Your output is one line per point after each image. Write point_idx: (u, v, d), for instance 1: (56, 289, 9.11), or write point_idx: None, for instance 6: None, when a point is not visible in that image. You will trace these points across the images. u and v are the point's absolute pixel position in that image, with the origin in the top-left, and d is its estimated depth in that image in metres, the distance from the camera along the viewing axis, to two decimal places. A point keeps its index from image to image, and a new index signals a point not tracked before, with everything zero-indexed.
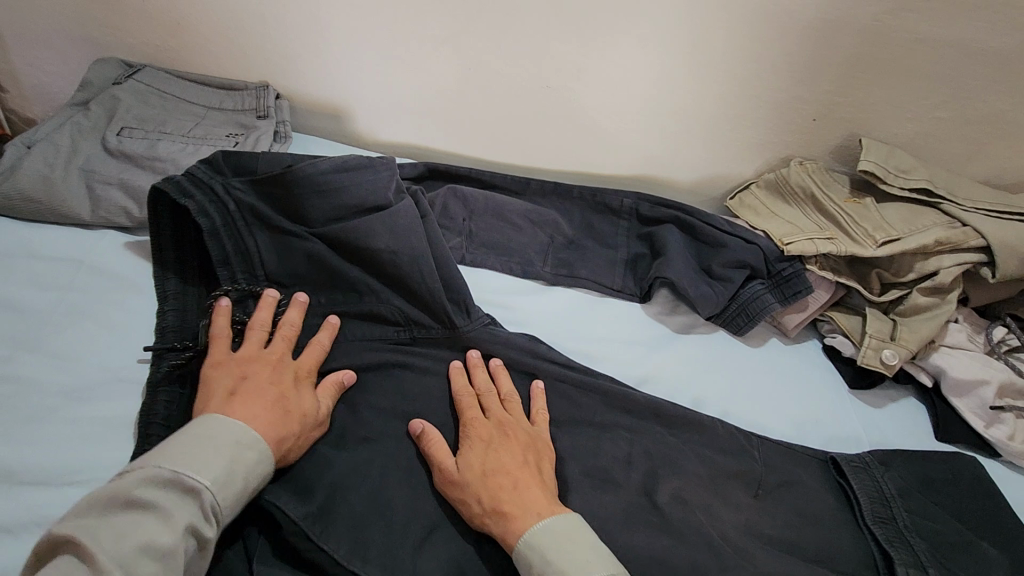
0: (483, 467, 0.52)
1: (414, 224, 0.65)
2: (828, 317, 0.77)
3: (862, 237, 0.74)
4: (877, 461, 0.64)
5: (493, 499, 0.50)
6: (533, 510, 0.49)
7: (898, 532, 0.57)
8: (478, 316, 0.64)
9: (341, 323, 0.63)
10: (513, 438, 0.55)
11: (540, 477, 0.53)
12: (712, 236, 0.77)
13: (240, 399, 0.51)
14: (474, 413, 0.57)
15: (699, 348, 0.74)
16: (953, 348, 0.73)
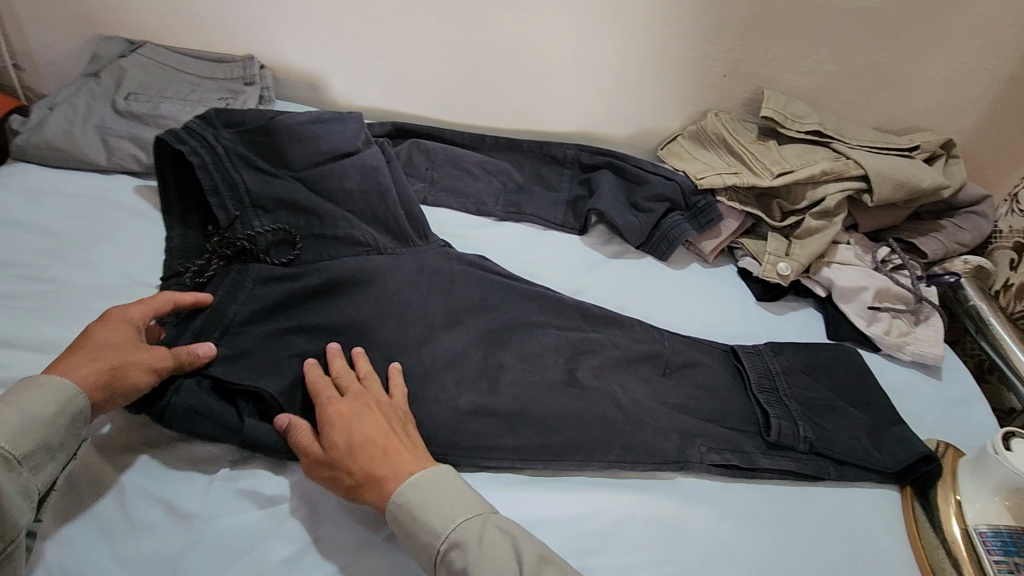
0: (348, 445, 0.55)
1: (379, 165, 0.79)
2: (740, 244, 0.90)
3: (762, 171, 0.87)
4: (770, 350, 0.76)
5: (364, 471, 0.54)
6: (403, 471, 0.55)
7: (777, 397, 0.71)
8: (435, 240, 0.77)
9: (317, 244, 0.72)
10: (373, 411, 0.58)
11: (407, 441, 0.57)
12: (638, 176, 0.90)
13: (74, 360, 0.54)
14: (331, 394, 0.59)
15: (628, 269, 0.87)
16: (842, 263, 0.86)
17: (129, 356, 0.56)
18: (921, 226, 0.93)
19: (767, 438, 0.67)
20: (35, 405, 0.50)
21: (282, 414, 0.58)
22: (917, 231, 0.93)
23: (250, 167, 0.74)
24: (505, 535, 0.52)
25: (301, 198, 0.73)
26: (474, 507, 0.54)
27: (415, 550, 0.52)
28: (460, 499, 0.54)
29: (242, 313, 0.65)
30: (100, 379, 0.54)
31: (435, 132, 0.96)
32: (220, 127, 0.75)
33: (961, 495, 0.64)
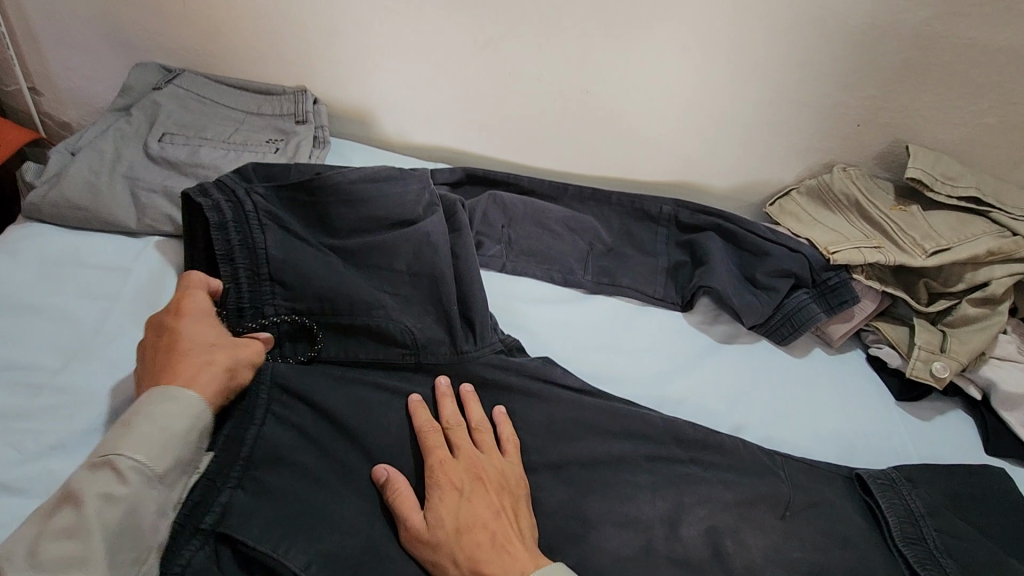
0: (456, 524, 0.50)
1: (438, 242, 0.65)
2: (874, 327, 0.76)
3: (910, 246, 0.73)
4: (903, 477, 0.61)
5: (469, 562, 0.48)
6: (516, 570, 0.48)
7: (929, 553, 0.56)
8: (489, 342, 0.62)
9: (349, 338, 0.61)
10: (483, 483, 0.52)
11: (517, 528, 0.51)
12: (755, 244, 0.76)
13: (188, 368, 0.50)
14: (439, 455, 0.54)
15: (742, 358, 0.73)
16: (1003, 360, 0.71)
17: (233, 353, 0.53)
18: None
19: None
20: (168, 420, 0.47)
21: (384, 469, 0.53)
22: None
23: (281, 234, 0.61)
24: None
25: (334, 282, 0.60)
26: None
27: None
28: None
29: (265, 439, 0.54)
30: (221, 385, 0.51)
31: (510, 180, 0.83)
32: (256, 182, 0.64)
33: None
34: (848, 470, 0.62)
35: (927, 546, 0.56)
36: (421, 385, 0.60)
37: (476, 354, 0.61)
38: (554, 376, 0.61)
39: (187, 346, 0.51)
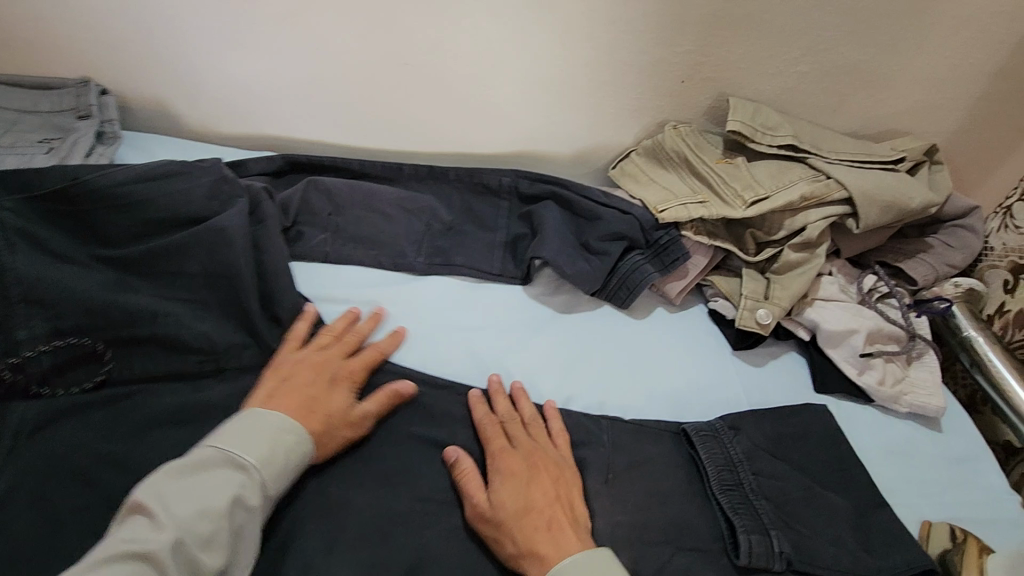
0: (520, 505, 0.51)
1: (233, 241, 0.59)
2: (710, 282, 0.77)
3: (732, 199, 0.74)
4: (727, 425, 0.63)
5: (525, 541, 0.50)
6: (565, 549, 0.49)
7: (743, 498, 0.57)
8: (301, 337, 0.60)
9: (137, 352, 0.55)
10: (318, 376, 0.56)
11: (570, 511, 0.53)
12: (587, 210, 0.76)
13: (278, 397, 0.53)
14: (326, 360, 0.58)
15: (581, 327, 0.72)
16: (826, 301, 0.75)
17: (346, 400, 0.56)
18: (905, 244, 0.83)
19: (734, 556, 0.53)
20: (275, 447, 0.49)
21: (451, 450, 0.56)
22: (902, 251, 0.82)
23: (44, 253, 0.55)
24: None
25: (112, 297, 0.55)
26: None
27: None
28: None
29: None
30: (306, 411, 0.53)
31: (338, 164, 0.79)
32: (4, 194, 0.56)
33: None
34: (676, 427, 0.63)
35: (742, 492, 0.57)
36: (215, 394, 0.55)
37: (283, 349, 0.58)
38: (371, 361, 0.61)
39: (291, 382, 0.55)
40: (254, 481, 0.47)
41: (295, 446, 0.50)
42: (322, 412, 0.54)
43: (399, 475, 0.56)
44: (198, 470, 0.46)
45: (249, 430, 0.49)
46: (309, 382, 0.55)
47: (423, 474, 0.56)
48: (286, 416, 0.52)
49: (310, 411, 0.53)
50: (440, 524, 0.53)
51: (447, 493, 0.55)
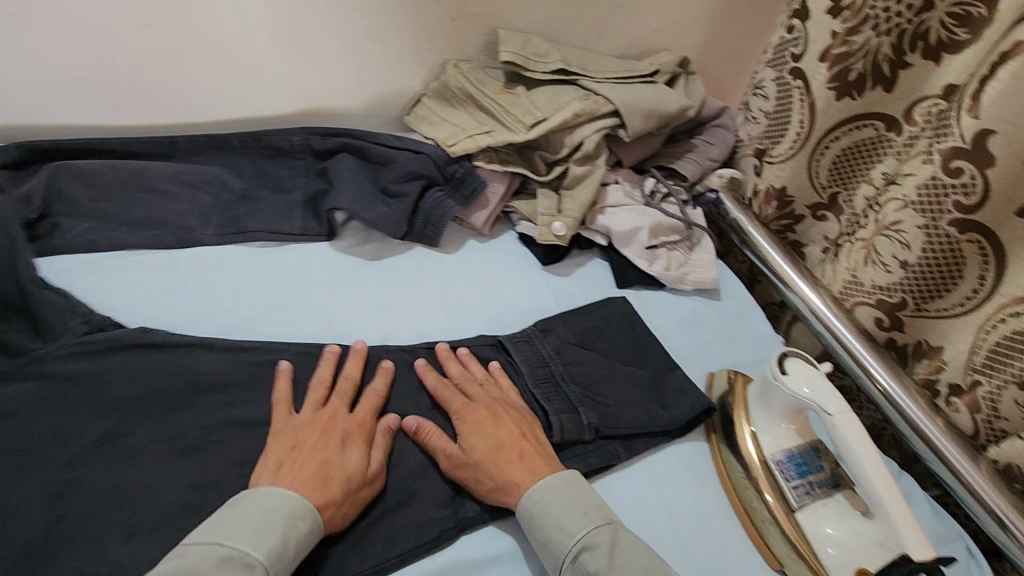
0: (493, 445, 0.55)
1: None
2: (513, 207, 0.81)
3: (514, 124, 0.78)
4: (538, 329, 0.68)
5: (501, 476, 0.54)
6: (527, 479, 0.54)
7: (554, 387, 0.63)
8: (67, 330, 0.56)
9: None
10: (326, 433, 0.54)
11: (540, 447, 0.57)
12: (380, 154, 0.76)
13: (286, 470, 0.51)
14: (330, 417, 0.56)
15: (394, 270, 0.74)
16: (615, 207, 0.83)
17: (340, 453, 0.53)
18: (677, 148, 0.94)
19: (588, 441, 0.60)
20: (287, 534, 0.46)
21: (410, 420, 0.58)
22: (674, 154, 0.93)
23: None
24: (592, 549, 0.49)
25: None
26: (578, 508, 0.52)
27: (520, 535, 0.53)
28: (572, 513, 0.52)
29: None
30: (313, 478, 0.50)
31: (95, 146, 0.71)
32: None
33: (754, 426, 0.61)
34: (491, 341, 0.67)
35: (587, 386, 0.64)
36: None
37: (46, 349, 0.55)
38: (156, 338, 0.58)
39: (299, 451, 0.53)
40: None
41: (308, 528, 0.48)
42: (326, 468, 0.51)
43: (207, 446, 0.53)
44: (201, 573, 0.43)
45: (256, 515, 0.46)
46: (316, 448, 0.53)
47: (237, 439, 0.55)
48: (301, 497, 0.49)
49: (319, 480, 0.50)
50: None
51: (264, 451, 0.54)
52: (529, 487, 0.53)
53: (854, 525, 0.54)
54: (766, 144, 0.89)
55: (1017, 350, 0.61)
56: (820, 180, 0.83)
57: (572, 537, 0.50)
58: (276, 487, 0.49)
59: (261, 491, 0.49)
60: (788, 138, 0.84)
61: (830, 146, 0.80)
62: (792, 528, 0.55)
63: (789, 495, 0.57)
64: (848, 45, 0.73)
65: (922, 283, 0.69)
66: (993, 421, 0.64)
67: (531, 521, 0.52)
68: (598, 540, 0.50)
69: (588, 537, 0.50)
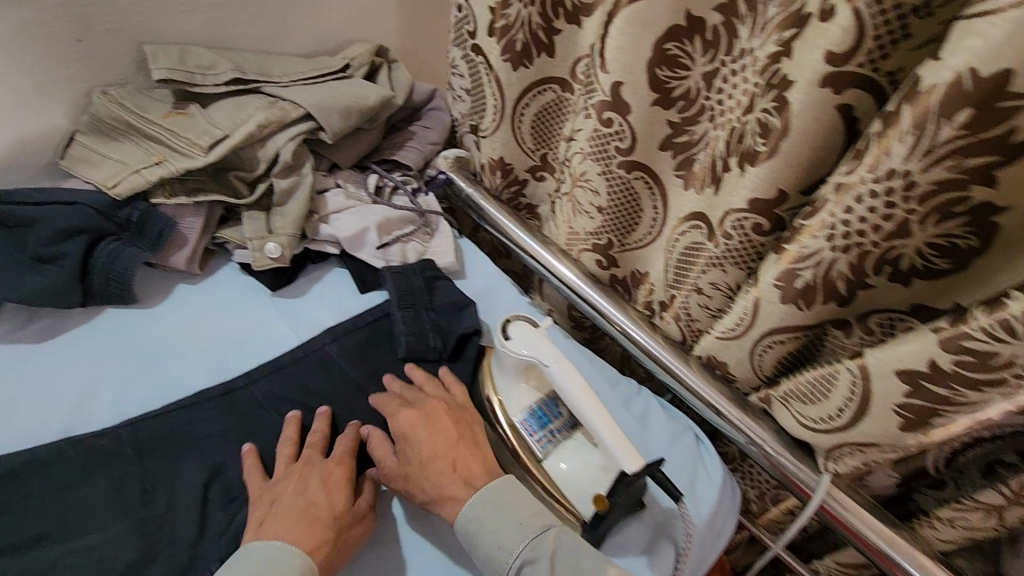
0: (427, 453, 0.58)
1: None
2: (221, 237, 0.73)
3: (189, 148, 0.70)
4: (264, 369, 0.64)
5: (434, 488, 0.56)
6: (458, 485, 0.56)
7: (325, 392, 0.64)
8: None
9: None
10: (303, 482, 0.54)
11: (479, 454, 0.59)
12: (16, 215, 0.62)
13: (269, 521, 0.51)
14: (307, 462, 0.56)
15: (77, 347, 0.62)
16: (338, 213, 0.80)
17: (329, 497, 0.53)
18: (396, 138, 0.93)
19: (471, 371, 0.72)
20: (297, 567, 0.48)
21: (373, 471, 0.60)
22: (395, 145, 0.92)
23: None
24: (532, 566, 0.51)
25: None
26: (512, 522, 0.53)
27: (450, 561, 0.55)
28: (509, 532, 0.52)
29: None
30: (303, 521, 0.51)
31: None
32: None
33: (500, 394, 0.65)
34: (211, 393, 0.60)
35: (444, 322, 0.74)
36: None
37: None
38: None
39: (278, 499, 0.53)
40: None
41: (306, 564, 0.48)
42: (319, 515, 0.52)
43: None
44: None
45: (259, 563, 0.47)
46: (294, 494, 0.53)
47: None
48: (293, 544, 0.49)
49: (309, 522, 0.51)
50: None
51: None
52: (472, 511, 0.54)
53: (588, 456, 0.60)
54: (476, 120, 0.92)
55: (689, 262, 0.71)
56: (527, 145, 0.89)
57: (514, 556, 0.51)
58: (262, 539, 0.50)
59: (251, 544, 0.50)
60: (489, 112, 0.88)
61: (524, 112, 0.86)
62: (540, 476, 0.60)
63: (535, 448, 0.61)
64: (507, 19, 0.77)
65: (616, 222, 0.78)
66: (692, 325, 0.75)
67: (475, 547, 0.53)
68: (541, 559, 0.51)
69: (530, 554, 0.51)
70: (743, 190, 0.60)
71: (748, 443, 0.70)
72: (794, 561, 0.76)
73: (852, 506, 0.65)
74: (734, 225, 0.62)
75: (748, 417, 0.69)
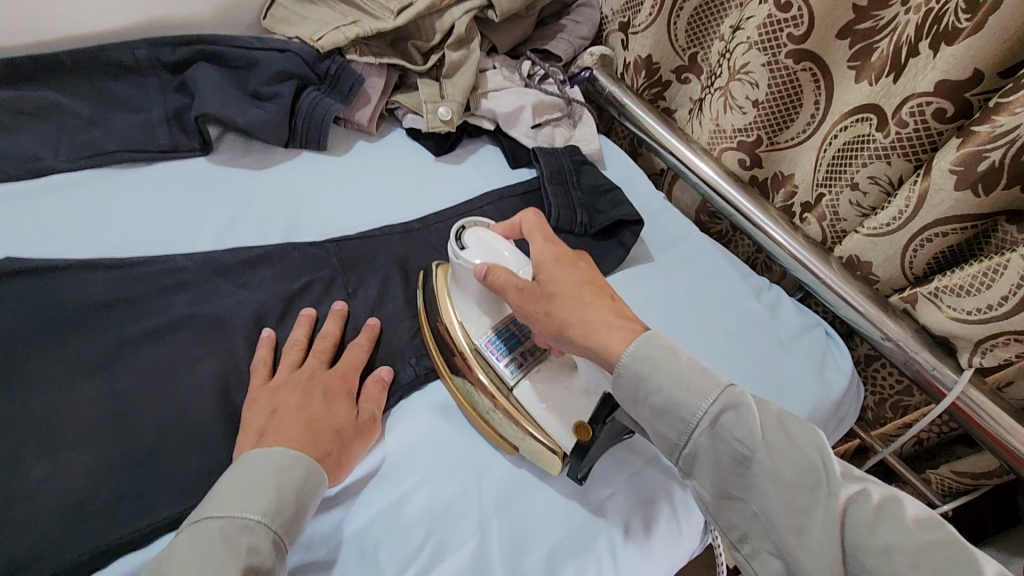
0: (552, 287, 0.52)
1: None
2: (395, 101, 0.80)
3: (381, 12, 0.76)
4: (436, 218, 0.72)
5: (558, 308, 0.50)
6: (610, 325, 0.49)
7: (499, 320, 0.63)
8: None
9: None
10: (307, 393, 0.51)
11: (604, 299, 0.51)
12: (242, 57, 0.72)
13: (272, 431, 0.48)
14: (310, 374, 0.53)
15: (284, 177, 0.71)
16: (497, 91, 0.84)
17: (327, 414, 0.50)
18: (548, 31, 0.96)
19: (618, 244, 0.76)
20: (282, 484, 0.44)
21: (382, 369, 0.57)
22: (546, 36, 0.95)
23: None
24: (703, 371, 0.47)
25: None
26: (796, 429, 0.45)
27: (665, 433, 0.46)
28: (798, 443, 0.44)
29: None
30: (303, 427, 0.48)
31: None
32: None
33: (460, 316, 0.58)
34: (396, 229, 0.69)
35: (593, 199, 0.79)
36: None
37: None
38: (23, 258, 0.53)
39: (281, 411, 0.49)
40: (265, 535, 0.42)
41: (302, 480, 0.45)
42: (324, 428, 0.49)
43: (119, 366, 0.51)
44: (223, 539, 0.40)
45: (260, 474, 0.44)
46: (301, 403, 0.50)
47: (153, 352, 0.52)
48: (301, 452, 0.46)
49: (308, 433, 0.48)
50: (183, 388, 0.51)
51: (176, 359, 0.52)
52: (721, 376, 0.47)
53: (564, 383, 0.55)
54: (628, 16, 0.94)
55: (848, 157, 0.71)
56: (679, 42, 0.90)
57: (838, 480, 0.43)
58: (262, 449, 0.46)
59: (249, 455, 0.46)
60: (646, 6, 0.89)
61: (684, 6, 0.86)
62: (510, 407, 0.54)
63: (506, 375, 0.55)
64: None
65: (771, 117, 0.78)
66: (836, 224, 0.75)
67: (757, 462, 0.43)
68: (749, 403, 0.45)
69: (849, 482, 0.43)
70: (932, 71, 0.59)
71: (883, 340, 0.70)
72: (905, 469, 0.78)
73: (993, 409, 0.64)
74: (913, 110, 0.62)
75: (886, 315, 0.70)
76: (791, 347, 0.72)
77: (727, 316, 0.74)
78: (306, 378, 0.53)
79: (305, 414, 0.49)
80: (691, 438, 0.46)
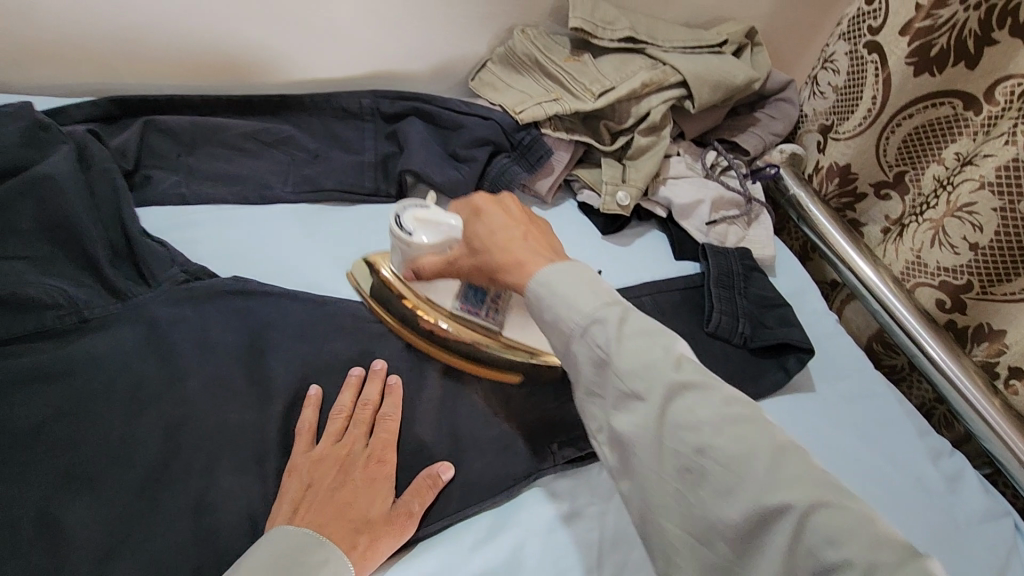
0: (483, 237, 0.54)
1: (63, 191, 0.57)
2: (576, 176, 0.82)
3: (582, 93, 0.79)
4: None
5: (493, 252, 0.52)
6: (536, 255, 0.50)
7: None
8: (167, 277, 0.59)
9: None
10: (345, 472, 0.51)
11: (534, 236, 0.53)
12: (450, 120, 0.78)
13: (307, 509, 0.48)
14: (350, 449, 0.53)
15: None
16: (677, 179, 0.83)
17: (359, 501, 0.49)
18: (739, 121, 0.94)
19: (780, 365, 0.72)
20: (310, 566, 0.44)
21: (440, 466, 0.55)
22: (736, 127, 0.93)
23: None
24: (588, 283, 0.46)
25: None
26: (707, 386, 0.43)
27: (554, 345, 0.47)
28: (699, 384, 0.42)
29: None
30: (335, 512, 0.47)
31: (177, 102, 0.73)
32: None
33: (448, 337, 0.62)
34: None
35: (761, 312, 0.75)
36: (95, 337, 0.54)
37: (151, 294, 0.58)
38: (252, 285, 0.61)
39: (316, 487, 0.50)
40: None
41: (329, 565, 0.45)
42: (352, 518, 0.48)
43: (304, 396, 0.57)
44: None
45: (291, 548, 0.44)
46: (334, 486, 0.50)
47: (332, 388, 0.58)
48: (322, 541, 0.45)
49: (340, 522, 0.47)
50: None
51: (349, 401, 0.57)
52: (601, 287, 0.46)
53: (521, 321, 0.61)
54: (832, 120, 0.88)
55: None
56: (887, 157, 0.82)
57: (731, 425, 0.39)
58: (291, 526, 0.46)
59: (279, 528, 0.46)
60: (857, 114, 0.83)
61: (900, 125, 0.79)
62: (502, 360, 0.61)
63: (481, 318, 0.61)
64: (933, 19, 0.72)
65: (990, 266, 0.69)
66: None
67: (610, 363, 0.43)
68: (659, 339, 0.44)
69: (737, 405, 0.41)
70: None
71: None
72: None
73: None
74: None
75: None
76: (971, 534, 0.62)
77: (915, 505, 0.63)
78: (347, 455, 0.52)
79: (333, 504, 0.48)
80: (567, 346, 0.46)
